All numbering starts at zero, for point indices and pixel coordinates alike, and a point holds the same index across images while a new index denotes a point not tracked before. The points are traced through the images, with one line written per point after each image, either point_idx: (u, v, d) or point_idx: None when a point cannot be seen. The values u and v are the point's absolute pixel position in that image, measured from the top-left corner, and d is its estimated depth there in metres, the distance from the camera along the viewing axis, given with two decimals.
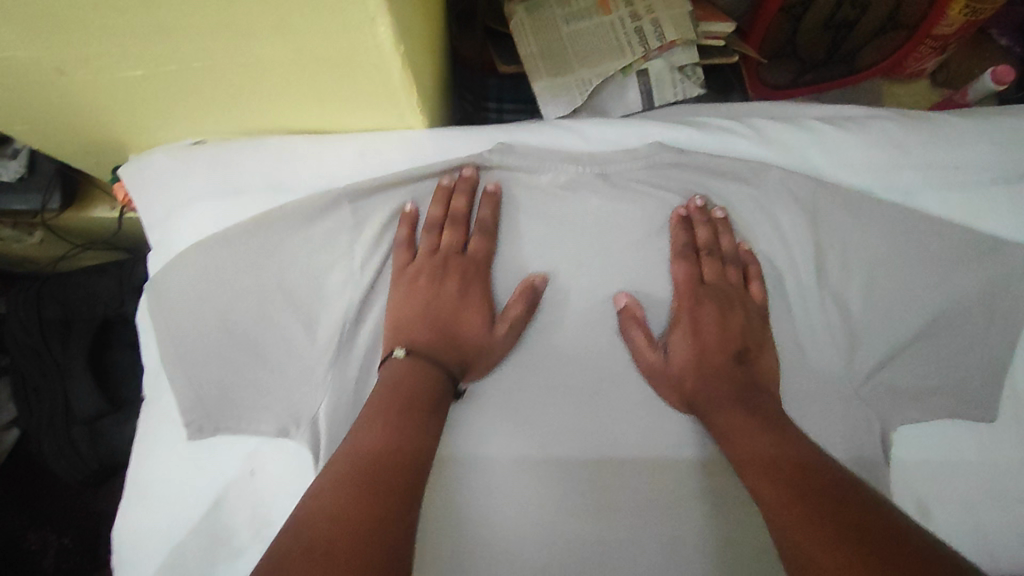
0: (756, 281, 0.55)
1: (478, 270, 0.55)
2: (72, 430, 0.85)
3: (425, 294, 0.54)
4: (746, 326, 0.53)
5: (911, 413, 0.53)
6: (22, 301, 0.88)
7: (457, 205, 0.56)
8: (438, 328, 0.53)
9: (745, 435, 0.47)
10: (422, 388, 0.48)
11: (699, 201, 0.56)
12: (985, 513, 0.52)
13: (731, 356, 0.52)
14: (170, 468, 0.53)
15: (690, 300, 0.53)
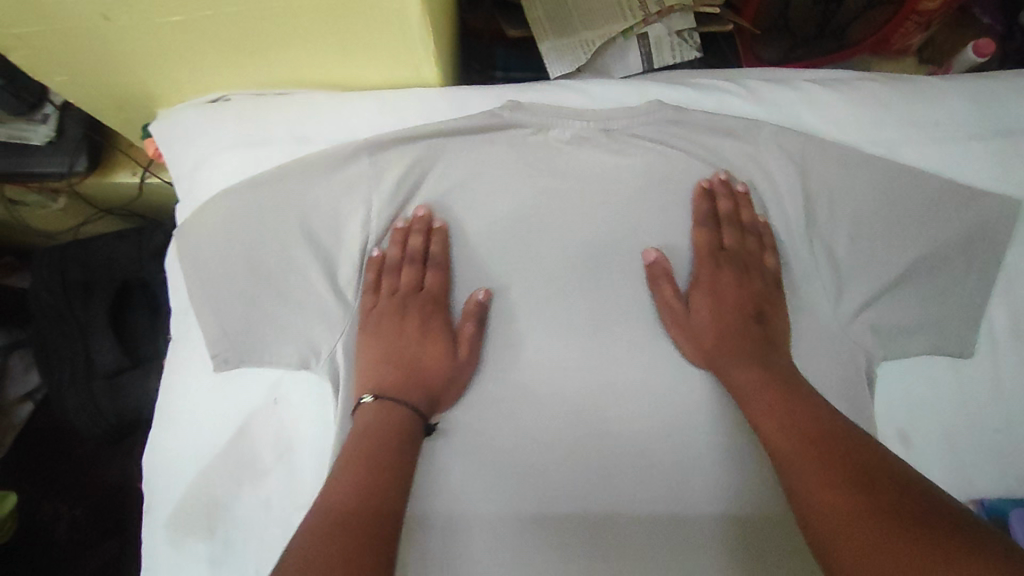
0: (771, 250, 0.58)
1: (438, 306, 0.57)
2: (94, 384, 0.89)
3: (387, 335, 0.56)
4: (760, 291, 0.57)
5: (892, 348, 0.57)
6: (47, 262, 0.92)
7: (413, 244, 0.58)
8: (404, 367, 0.55)
9: (761, 393, 0.50)
10: (393, 429, 0.50)
11: (723, 175, 0.59)
12: (959, 438, 0.56)
13: (747, 319, 0.55)
14: (198, 398, 0.57)
15: (710, 266, 0.57)
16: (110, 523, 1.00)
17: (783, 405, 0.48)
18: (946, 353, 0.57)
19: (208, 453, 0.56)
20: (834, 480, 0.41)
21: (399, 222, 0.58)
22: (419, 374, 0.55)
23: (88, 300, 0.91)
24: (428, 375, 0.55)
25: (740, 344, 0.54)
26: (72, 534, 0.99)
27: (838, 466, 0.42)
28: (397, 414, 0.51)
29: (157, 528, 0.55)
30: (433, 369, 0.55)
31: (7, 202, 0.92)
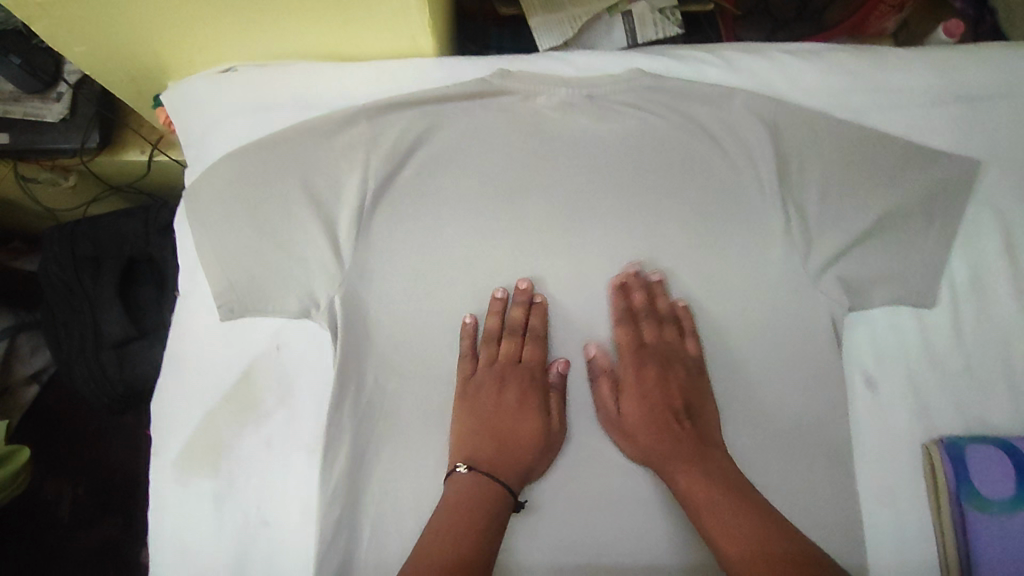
0: (692, 335, 0.60)
1: (539, 381, 0.59)
2: (102, 353, 0.92)
3: (485, 404, 0.57)
4: (687, 378, 0.59)
5: (859, 299, 0.60)
6: (57, 238, 0.96)
7: (344, 307, 0.60)
8: (497, 440, 0.56)
9: (707, 501, 0.51)
10: (483, 502, 0.52)
11: (634, 268, 0.61)
12: (925, 383, 0.59)
13: (677, 411, 0.57)
14: (206, 346, 0.60)
15: (635, 362, 0.59)
16: (112, 502, 1.01)
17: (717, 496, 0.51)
18: (910, 303, 0.61)
19: (214, 396, 0.59)
20: (773, 573, 0.45)
21: (496, 293, 0.60)
22: (521, 449, 0.56)
23: (97, 274, 0.94)
24: (525, 449, 0.56)
25: (665, 439, 0.55)
26: (76, 513, 1.00)
27: (773, 561, 0.46)
28: (485, 487, 0.53)
29: (165, 468, 0.58)
30: (526, 437, 0.56)
31: (20, 180, 0.96)
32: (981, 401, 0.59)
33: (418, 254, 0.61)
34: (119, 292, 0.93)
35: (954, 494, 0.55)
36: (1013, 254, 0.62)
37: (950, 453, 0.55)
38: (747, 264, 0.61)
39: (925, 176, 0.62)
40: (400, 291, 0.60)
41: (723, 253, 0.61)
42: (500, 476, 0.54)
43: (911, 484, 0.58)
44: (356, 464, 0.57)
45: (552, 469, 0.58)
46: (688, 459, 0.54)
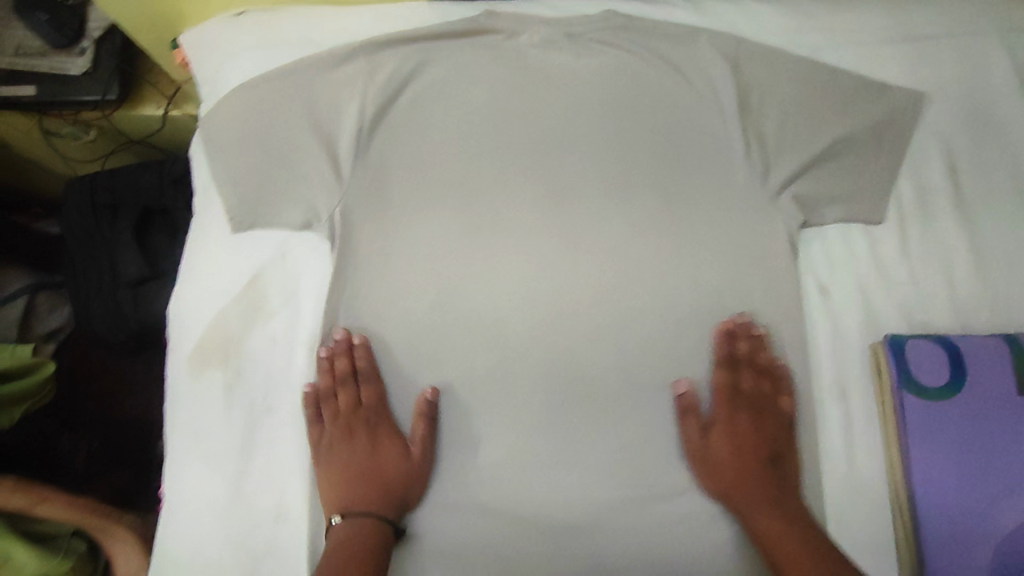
0: (787, 394, 0.62)
1: (381, 417, 0.62)
2: (118, 291, 0.99)
3: (346, 452, 0.60)
4: (775, 431, 0.61)
5: (812, 215, 0.66)
6: (80, 188, 1.03)
7: (340, 367, 0.62)
8: (372, 479, 0.60)
9: (787, 542, 0.55)
10: (362, 546, 0.56)
11: (743, 319, 0.63)
12: (873, 292, 0.65)
13: (766, 461, 0.60)
14: (218, 255, 0.66)
15: (727, 409, 0.62)
16: (125, 456, 1.03)
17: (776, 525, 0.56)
18: (858, 222, 0.66)
19: (223, 299, 0.65)
20: None
21: (325, 352, 0.62)
22: (394, 485, 0.60)
23: (115, 219, 1.02)
24: (389, 485, 0.60)
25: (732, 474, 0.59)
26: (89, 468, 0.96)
27: None
28: (358, 533, 0.56)
29: (179, 363, 0.64)
30: (392, 472, 0.60)
31: (45, 133, 1.04)
32: (923, 308, 0.64)
33: (411, 174, 0.67)
34: (135, 237, 1.00)
35: (895, 382, 0.60)
36: (954, 178, 0.67)
37: (892, 347, 0.61)
38: (710, 185, 0.67)
39: (873, 106, 0.67)
40: (392, 208, 0.66)
41: (688, 174, 0.67)
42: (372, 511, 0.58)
43: (857, 381, 0.63)
44: (352, 358, 0.63)
45: (523, 376, 0.63)
46: (769, 501, 0.58)
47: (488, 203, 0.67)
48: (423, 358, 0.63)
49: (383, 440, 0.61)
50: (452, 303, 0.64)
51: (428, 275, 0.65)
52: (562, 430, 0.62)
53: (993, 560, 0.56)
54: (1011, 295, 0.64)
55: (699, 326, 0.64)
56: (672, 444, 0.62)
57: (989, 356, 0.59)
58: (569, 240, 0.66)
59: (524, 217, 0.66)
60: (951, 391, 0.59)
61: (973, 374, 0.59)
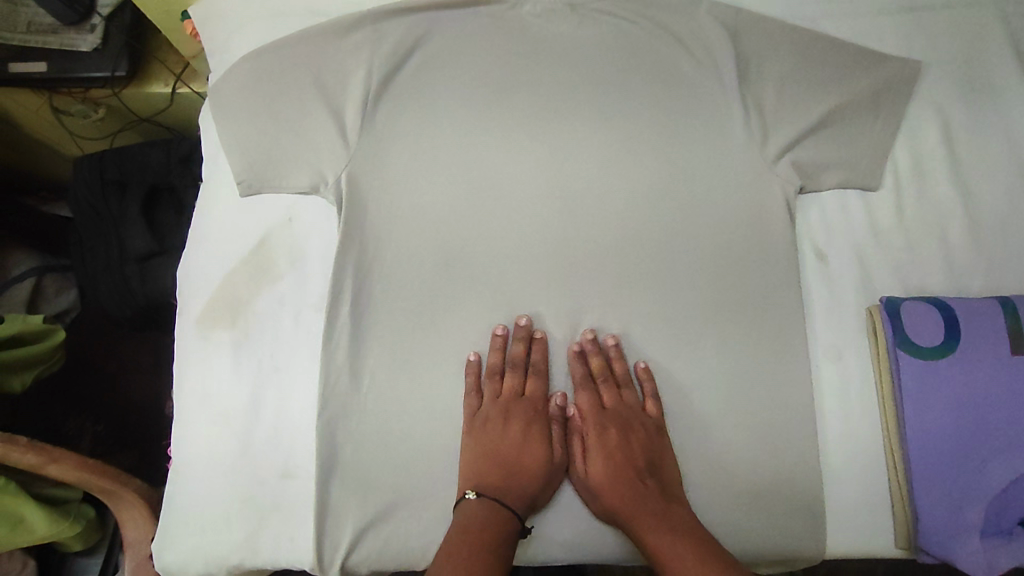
0: (651, 401, 0.63)
1: (546, 414, 0.63)
2: (127, 266, 1.00)
3: (496, 434, 0.61)
4: (647, 444, 0.61)
5: (810, 181, 0.67)
6: (88, 166, 1.04)
7: (514, 352, 0.64)
8: (502, 468, 0.60)
9: (669, 552, 0.54)
10: (492, 530, 0.55)
11: (591, 334, 0.64)
12: (869, 255, 0.66)
13: (642, 472, 0.60)
14: (228, 219, 0.68)
15: (595, 423, 0.62)
16: (130, 439, 1.03)
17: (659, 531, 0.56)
18: (855, 188, 0.68)
19: (231, 262, 0.66)
20: None
21: (498, 332, 0.64)
22: (532, 479, 0.60)
23: (123, 197, 1.03)
24: (525, 476, 0.60)
25: (608, 483, 0.59)
26: (95, 448, 0.99)
27: None
28: (494, 515, 0.56)
29: (189, 325, 0.66)
30: (530, 468, 0.60)
31: (56, 110, 1.06)
32: (919, 272, 0.65)
33: (416, 140, 0.68)
34: (142, 213, 1.01)
35: (890, 342, 0.61)
36: (950, 145, 0.68)
37: (887, 309, 0.62)
38: (710, 152, 0.68)
39: (871, 74, 0.68)
40: (398, 174, 0.67)
41: (689, 141, 0.68)
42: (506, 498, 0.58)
43: (855, 342, 0.64)
44: (357, 319, 0.64)
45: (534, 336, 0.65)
46: (651, 511, 0.57)
47: (491, 169, 0.68)
48: (463, 320, 0.65)
49: (532, 432, 0.62)
50: (456, 264, 0.66)
51: (432, 237, 0.66)
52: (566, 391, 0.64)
53: (985, 516, 0.57)
54: (1006, 258, 0.65)
55: (699, 289, 0.65)
56: (650, 419, 0.63)
57: (982, 317, 0.60)
58: (570, 205, 0.67)
59: (527, 183, 0.68)
60: (948, 351, 0.60)
61: (968, 334, 0.60)
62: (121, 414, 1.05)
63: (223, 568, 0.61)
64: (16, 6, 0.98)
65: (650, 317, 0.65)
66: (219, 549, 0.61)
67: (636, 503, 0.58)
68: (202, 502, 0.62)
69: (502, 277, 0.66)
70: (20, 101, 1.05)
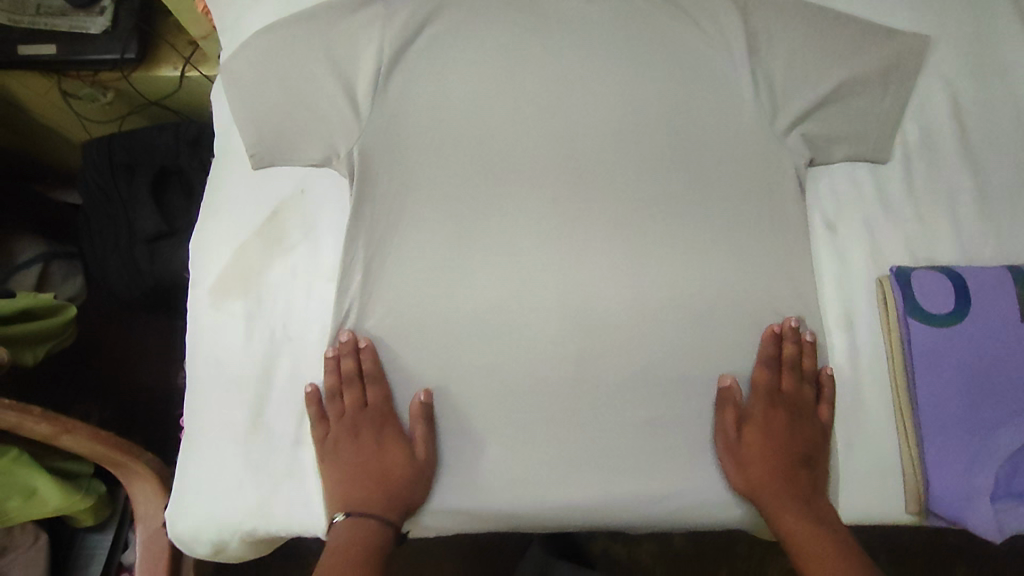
0: (829, 397, 0.62)
1: (392, 417, 0.63)
2: (136, 247, 1.00)
3: (347, 453, 0.62)
4: (814, 438, 0.61)
5: (819, 154, 0.67)
6: (96, 148, 1.04)
7: (348, 368, 0.62)
8: (379, 478, 0.61)
9: (813, 545, 0.57)
10: (368, 548, 0.57)
11: (795, 322, 0.63)
12: (880, 227, 0.66)
13: (797, 462, 0.61)
14: (239, 191, 0.68)
15: (767, 408, 0.62)
16: (139, 421, 1.04)
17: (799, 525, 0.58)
18: (864, 161, 0.68)
19: (243, 233, 0.66)
20: None
21: (334, 346, 0.63)
22: (391, 488, 0.60)
23: (132, 178, 1.04)
24: (393, 484, 0.60)
25: (762, 473, 0.60)
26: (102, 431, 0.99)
27: None
28: (366, 531, 0.59)
29: (200, 295, 0.66)
30: (397, 474, 0.61)
31: (64, 93, 1.06)
32: (927, 243, 0.66)
33: (427, 113, 0.68)
34: (152, 194, 1.02)
35: (902, 311, 0.61)
36: (959, 119, 0.68)
37: (898, 278, 0.62)
38: (720, 126, 0.68)
39: (882, 48, 0.68)
40: (408, 147, 0.67)
41: (699, 115, 0.68)
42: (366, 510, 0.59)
43: (865, 313, 0.64)
44: (368, 290, 0.64)
45: (545, 308, 0.65)
46: (796, 501, 0.59)
47: (503, 143, 0.68)
48: (474, 291, 0.65)
49: (385, 435, 0.62)
50: (467, 236, 0.66)
51: (444, 210, 0.66)
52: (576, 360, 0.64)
53: (996, 480, 0.57)
54: (1015, 230, 0.65)
55: (708, 261, 0.66)
56: (661, 387, 0.64)
57: (994, 285, 0.61)
58: (580, 178, 0.67)
59: (537, 157, 0.68)
60: (959, 318, 0.60)
61: (979, 302, 0.60)
62: (131, 396, 1.06)
63: (236, 534, 0.62)
64: None
65: (663, 289, 0.65)
66: (232, 514, 0.61)
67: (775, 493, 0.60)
68: (214, 470, 0.62)
69: (516, 250, 0.66)
70: (29, 84, 1.05)
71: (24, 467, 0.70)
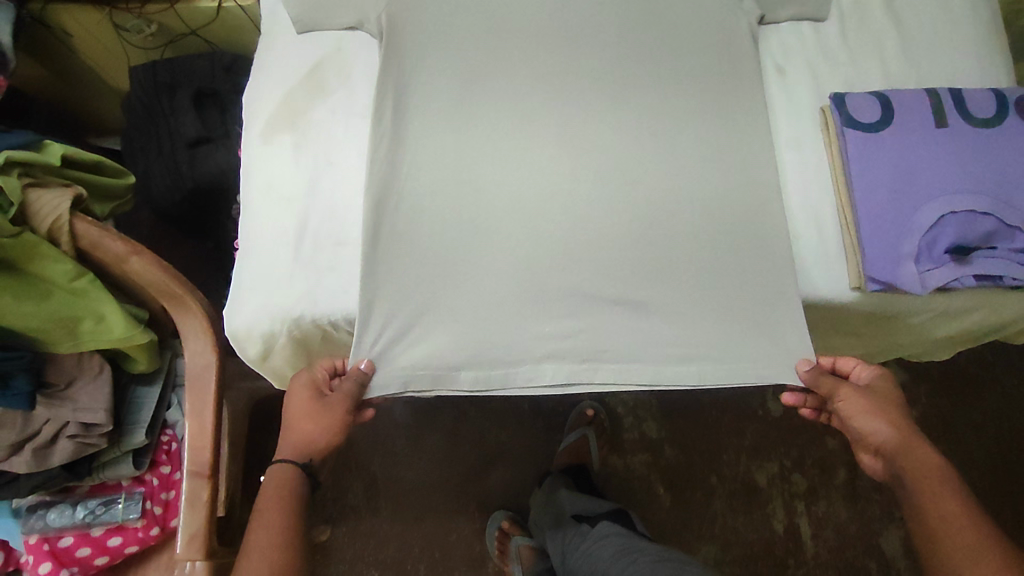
0: (895, 392, 0.77)
1: (315, 385, 0.75)
2: (179, 152, 1.12)
3: (289, 413, 0.75)
4: (903, 418, 0.75)
5: (769, 14, 0.81)
6: (140, 71, 1.17)
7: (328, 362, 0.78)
8: (300, 431, 0.74)
9: (940, 495, 0.69)
10: (286, 482, 0.72)
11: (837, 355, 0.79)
12: (820, 70, 0.80)
13: (913, 435, 0.74)
14: (285, 55, 0.81)
15: (869, 401, 0.76)
16: None
17: (944, 489, 0.69)
18: (807, 20, 0.81)
19: (290, 84, 0.79)
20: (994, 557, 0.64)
21: (394, 168, 0.75)
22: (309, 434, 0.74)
23: (174, 95, 1.16)
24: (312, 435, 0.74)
25: (916, 456, 0.72)
26: None
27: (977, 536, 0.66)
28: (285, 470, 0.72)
29: (253, 134, 0.78)
30: (310, 418, 0.74)
31: (114, 26, 1.19)
32: (860, 80, 0.79)
33: None
34: (192, 107, 1.14)
35: (840, 126, 0.74)
36: None
37: (835, 101, 0.75)
38: None
39: None
40: (428, 12, 0.79)
41: None
42: (285, 463, 0.74)
43: (810, 136, 0.78)
44: (397, 124, 0.77)
45: (545, 139, 0.77)
46: (921, 463, 0.72)
47: (507, 10, 0.81)
48: (484, 126, 0.78)
49: (294, 401, 0.75)
50: (476, 82, 0.79)
51: (458, 61, 0.79)
52: (572, 178, 0.76)
53: (919, 248, 0.69)
54: (933, 70, 0.79)
55: (680, 100, 0.78)
56: (644, 199, 0.75)
57: (913, 100, 0.74)
58: (572, 37, 0.81)
59: (533, 22, 0.81)
60: (886, 126, 0.73)
61: (900, 111, 0.73)
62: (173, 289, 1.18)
63: (286, 321, 0.73)
64: None
65: (644, 122, 0.78)
66: (284, 302, 0.73)
67: (924, 463, 0.71)
68: (268, 269, 0.74)
69: (519, 93, 0.79)
70: (80, 19, 1.18)
71: (98, 295, 0.80)
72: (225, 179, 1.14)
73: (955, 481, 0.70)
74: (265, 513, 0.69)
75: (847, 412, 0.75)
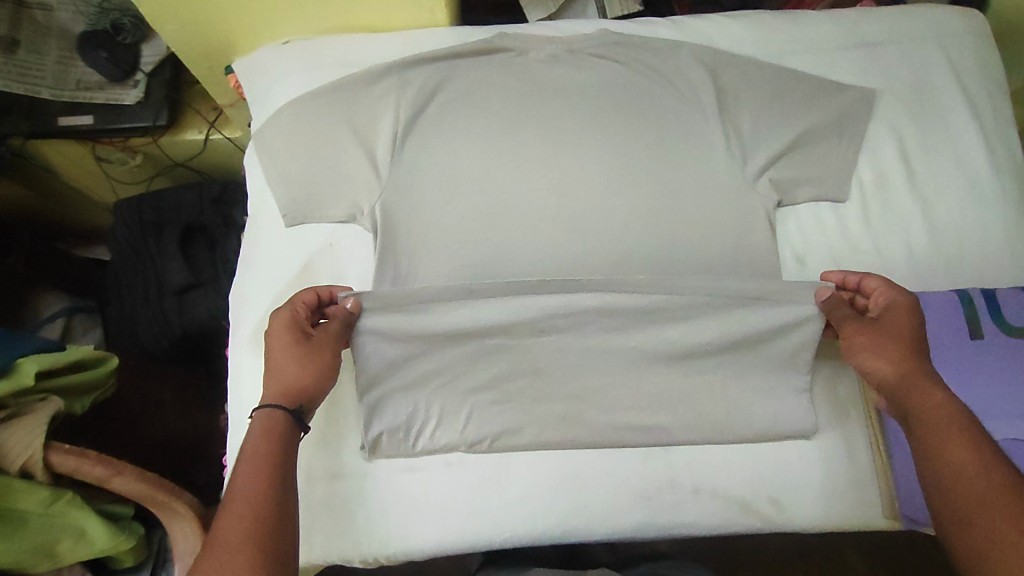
0: (913, 325, 0.63)
1: (297, 323, 0.65)
2: (165, 299, 1.07)
3: (270, 361, 0.64)
4: (916, 356, 0.62)
5: (786, 197, 0.76)
6: (127, 208, 1.12)
7: (306, 295, 0.68)
8: (283, 381, 0.62)
9: (949, 439, 0.55)
10: (276, 435, 0.59)
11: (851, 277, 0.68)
12: (841, 257, 0.76)
13: (927, 372, 0.61)
14: (276, 248, 0.77)
15: (873, 332, 0.64)
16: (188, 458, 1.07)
17: (958, 437, 0.55)
18: (826, 200, 0.77)
19: (278, 286, 0.76)
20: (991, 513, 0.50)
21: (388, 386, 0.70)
22: (298, 380, 0.63)
23: (160, 235, 1.11)
24: (299, 385, 0.63)
25: (920, 395, 0.59)
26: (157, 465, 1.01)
27: (982, 485, 0.52)
28: (273, 422, 0.59)
29: (244, 339, 0.75)
30: (293, 365, 0.63)
31: (97, 158, 1.15)
32: (885, 272, 0.75)
33: (441, 169, 0.76)
34: (180, 249, 1.09)
35: None
36: (904, 159, 0.78)
37: None
38: (698, 170, 0.76)
39: (834, 104, 0.78)
40: (424, 200, 0.75)
41: (682, 162, 0.77)
42: (268, 409, 0.60)
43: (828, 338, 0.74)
44: None
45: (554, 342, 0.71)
46: (931, 399, 0.59)
47: (511, 192, 0.77)
48: None
49: (273, 346, 0.64)
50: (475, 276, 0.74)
51: (459, 256, 0.74)
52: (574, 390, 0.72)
53: None
54: (963, 260, 0.75)
55: None
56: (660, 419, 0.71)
57: (942, 305, 0.69)
58: (575, 225, 0.76)
59: (536, 205, 0.76)
60: None
61: (929, 319, 0.69)
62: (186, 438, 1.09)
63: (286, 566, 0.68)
64: (67, 66, 1.07)
65: None
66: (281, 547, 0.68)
67: (927, 402, 0.59)
68: None
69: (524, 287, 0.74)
70: (63, 153, 1.13)
71: (75, 512, 0.74)
72: (215, 323, 1.09)
73: (973, 423, 0.56)
74: (252, 459, 0.56)
75: (846, 341, 0.65)
